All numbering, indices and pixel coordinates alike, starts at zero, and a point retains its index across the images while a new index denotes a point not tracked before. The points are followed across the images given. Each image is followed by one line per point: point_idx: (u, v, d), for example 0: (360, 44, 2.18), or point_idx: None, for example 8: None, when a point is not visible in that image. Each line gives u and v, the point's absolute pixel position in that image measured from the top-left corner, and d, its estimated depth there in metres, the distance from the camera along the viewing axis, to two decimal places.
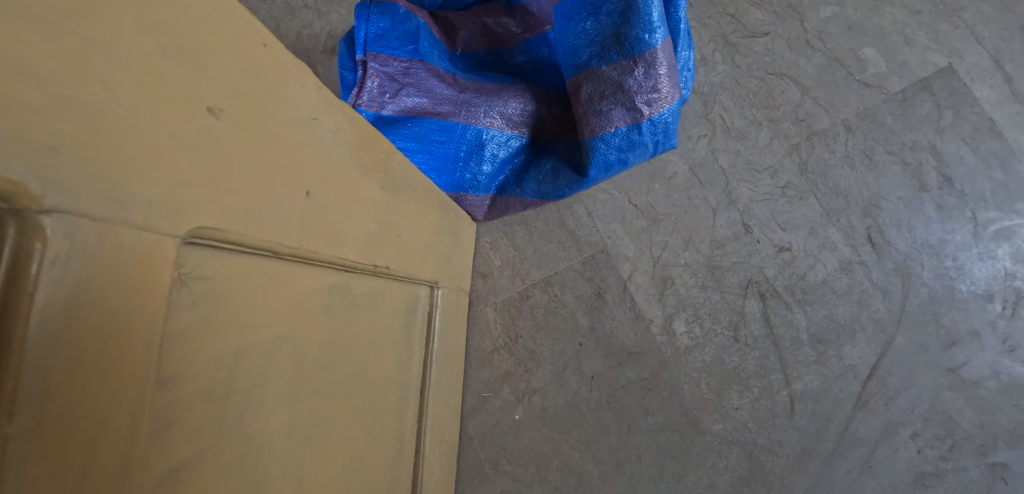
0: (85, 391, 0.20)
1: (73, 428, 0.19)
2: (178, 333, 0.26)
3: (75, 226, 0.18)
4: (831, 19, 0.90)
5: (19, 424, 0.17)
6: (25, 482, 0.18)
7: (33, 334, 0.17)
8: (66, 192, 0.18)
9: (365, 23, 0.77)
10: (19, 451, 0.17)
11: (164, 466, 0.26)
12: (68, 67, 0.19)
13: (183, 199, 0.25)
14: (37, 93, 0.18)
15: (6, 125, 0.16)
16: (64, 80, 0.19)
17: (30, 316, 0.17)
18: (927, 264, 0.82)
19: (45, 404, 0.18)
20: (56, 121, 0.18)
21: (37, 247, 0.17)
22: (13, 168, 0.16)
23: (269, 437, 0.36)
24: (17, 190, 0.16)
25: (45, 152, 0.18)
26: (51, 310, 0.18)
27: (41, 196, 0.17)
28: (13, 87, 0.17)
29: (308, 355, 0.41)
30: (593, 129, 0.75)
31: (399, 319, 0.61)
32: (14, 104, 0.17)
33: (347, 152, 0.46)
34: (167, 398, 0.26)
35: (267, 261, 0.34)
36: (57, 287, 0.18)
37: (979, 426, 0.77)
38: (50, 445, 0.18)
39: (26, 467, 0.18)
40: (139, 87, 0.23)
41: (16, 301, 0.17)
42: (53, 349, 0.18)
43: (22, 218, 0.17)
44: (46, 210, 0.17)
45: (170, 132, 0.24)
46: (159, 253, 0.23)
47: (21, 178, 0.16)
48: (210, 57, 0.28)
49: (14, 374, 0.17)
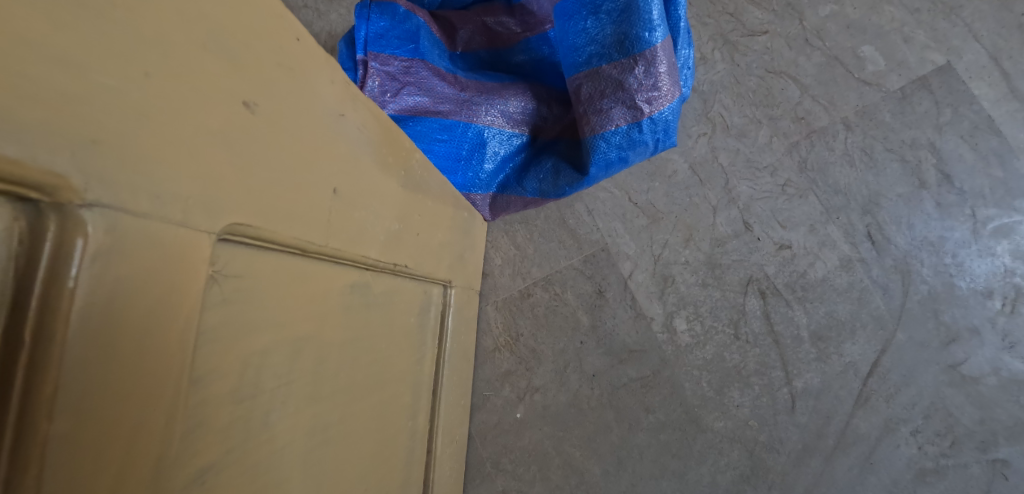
0: (123, 389, 0.20)
1: (113, 426, 0.19)
2: (210, 331, 0.26)
3: (114, 221, 0.18)
4: (830, 18, 0.90)
5: (58, 426, 0.17)
6: (63, 484, 0.17)
7: (73, 333, 0.17)
8: (106, 186, 0.18)
9: (365, 23, 0.79)
10: (60, 449, 0.17)
11: (193, 465, 0.26)
12: (110, 62, 0.19)
13: (218, 195, 0.25)
14: (80, 83, 0.18)
15: (52, 118, 0.17)
16: (107, 71, 0.19)
17: (73, 313, 0.17)
18: (926, 261, 0.82)
19: (85, 401, 0.18)
20: (99, 113, 0.18)
21: (79, 242, 0.17)
22: (57, 162, 0.16)
23: (291, 437, 0.36)
24: (60, 184, 0.17)
25: (88, 145, 0.18)
26: (92, 306, 0.18)
27: (83, 190, 0.17)
28: (57, 78, 0.17)
29: (329, 355, 0.41)
30: (593, 128, 0.75)
31: (414, 318, 0.61)
32: (58, 95, 0.17)
33: (371, 150, 0.46)
34: (198, 398, 0.26)
35: (294, 258, 0.34)
36: (99, 284, 0.18)
37: (979, 423, 0.77)
38: (91, 443, 0.18)
39: (67, 465, 0.17)
40: (176, 82, 0.23)
41: (58, 297, 0.16)
42: (94, 345, 0.18)
43: (64, 211, 0.17)
44: (88, 205, 0.17)
45: (206, 129, 0.24)
46: (194, 251, 0.23)
47: (65, 172, 0.17)
48: (245, 51, 0.28)
49: (56, 371, 0.17)
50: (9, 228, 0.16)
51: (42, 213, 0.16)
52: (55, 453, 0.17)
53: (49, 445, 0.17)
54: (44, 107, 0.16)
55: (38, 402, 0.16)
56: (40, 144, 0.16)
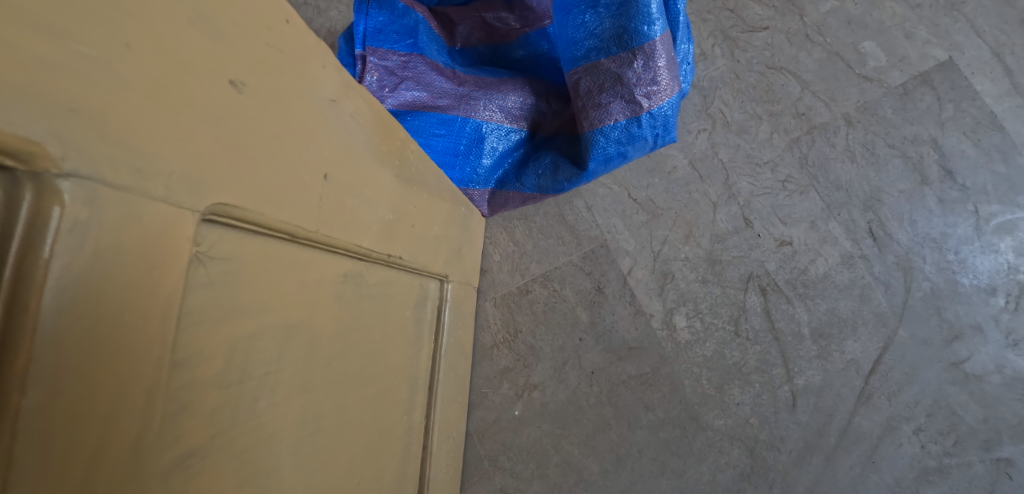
0: (100, 366, 0.19)
1: (90, 403, 0.19)
2: (195, 312, 0.26)
3: (93, 192, 0.18)
4: (830, 14, 0.89)
5: (31, 398, 0.16)
6: (35, 460, 0.17)
7: (48, 304, 0.17)
8: (86, 156, 0.18)
9: (365, 17, 0.79)
10: (34, 424, 0.17)
11: (175, 451, 0.25)
12: (90, 32, 0.19)
13: (204, 174, 0.25)
14: (60, 51, 0.18)
15: (29, 84, 0.16)
16: (89, 41, 0.19)
17: (47, 285, 0.17)
18: (929, 258, 0.81)
19: (60, 376, 0.18)
20: (79, 82, 0.18)
21: (56, 211, 0.16)
22: (33, 129, 0.16)
23: (281, 423, 0.36)
24: (36, 151, 0.16)
25: (67, 113, 0.17)
26: (68, 278, 0.17)
27: (60, 159, 0.17)
28: (35, 43, 0.17)
29: (321, 344, 0.41)
30: (593, 122, 0.75)
31: (409, 311, 0.61)
32: (36, 61, 0.17)
33: (364, 138, 0.46)
34: (181, 380, 0.25)
35: (283, 244, 0.34)
36: (75, 257, 0.18)
37: (983, 421, 0.76)
38: (65, 419, 0.18)
39: (39, 442, 0.17)
40: (161, 56, 0.23)
41: (32, 268, 0.16)
42: (71, 318, 0.18)
43: (40, 180, 0.16)
44: (64, 174, 0.17)
45: (191, 105, 0.24)
46: (177, 230, 0.23)
47: (41, 139, 0.16)
48: (232, 29, 0.28)
49: (28, 345, 0.16)
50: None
51: (18, 182, 0.16)
52: (30, 426, 0.17)
53: (22, 417, 0.16)
54: (18, 71, 0.16)
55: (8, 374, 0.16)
56: (14, 110, 0.16)
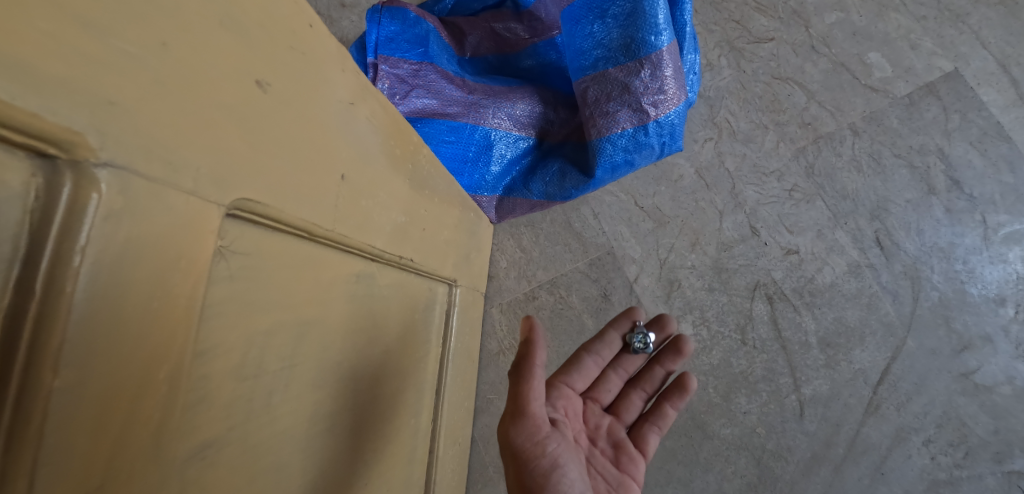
0: (127, 350, 0.20)
1: (116, 387, 0.20)
2: (216, 305, 0.27)
3: (127, 182, 0.19)
4: (836, 25, 0.90)
5: (62, 379, 0.17)
6: (63, 440, 0.17)
7: (81, 288, 0.17)
8: (121, 148, 0.19)
9: (377, 27, 0.81)
10: (63, 405, 0.17)
11: (192, 442, 0.26)
12: (128, 29, 0.20)
13: (228, 170, 0.26)
14: (101, 47, 0.19)
15: (72, 76, 0.17)
16: (127, 38, 0.20)
17: (83, 269, 0.17)
18: (937, 267, 0.81)
19: (89, 358, 0.18)
20: (117, 77, 0.19)
21: (93, 198, 0.17)
22: (74, 119, 0.17)
23: (293, 419, 0.36)
24: (77, 140, 0.17)
25: (106, 106, 0.18)
26: (102, 263, 0.18)
27: (98, 149, 0.18)
28: (79, 39, 0.18)
29: (333, 342, 0.41)
30: (600, 130, 0.76)
31: (418, 314, 0.61)
32: (80, 55, 0.18)
33: (379, 141, 0.47)
34: (202, 370, 0.26)
35: (300, 242, 0.34)
36: (108, 243, 0.18)
37: (994, 433, 0.76)
38: (92, 401, 0.19)
39: (68, 423, 0.18)
40: (195, 55, 0.24)
41: (68, 252, 0.17)
42: (102, 302, 0.18)
43: (80, 169, 0.17)
44: (102, 164, 0.18)
45: (218, 103, 0.25)
46: (203, 222, 0.24)
47: (82, 129, 0.17)
48: (259, 32, 0.29)
49: (61, 326, 0.17)
50: (26, 184, 0.16)
51: (58, 169, 0.17)
52: (60, 405, 0.17)
53: (52, 396, 0.17)
54: (64, 65, 0.17)
55: (43, 355, 0.16)
56: (59, 101, 0.17)
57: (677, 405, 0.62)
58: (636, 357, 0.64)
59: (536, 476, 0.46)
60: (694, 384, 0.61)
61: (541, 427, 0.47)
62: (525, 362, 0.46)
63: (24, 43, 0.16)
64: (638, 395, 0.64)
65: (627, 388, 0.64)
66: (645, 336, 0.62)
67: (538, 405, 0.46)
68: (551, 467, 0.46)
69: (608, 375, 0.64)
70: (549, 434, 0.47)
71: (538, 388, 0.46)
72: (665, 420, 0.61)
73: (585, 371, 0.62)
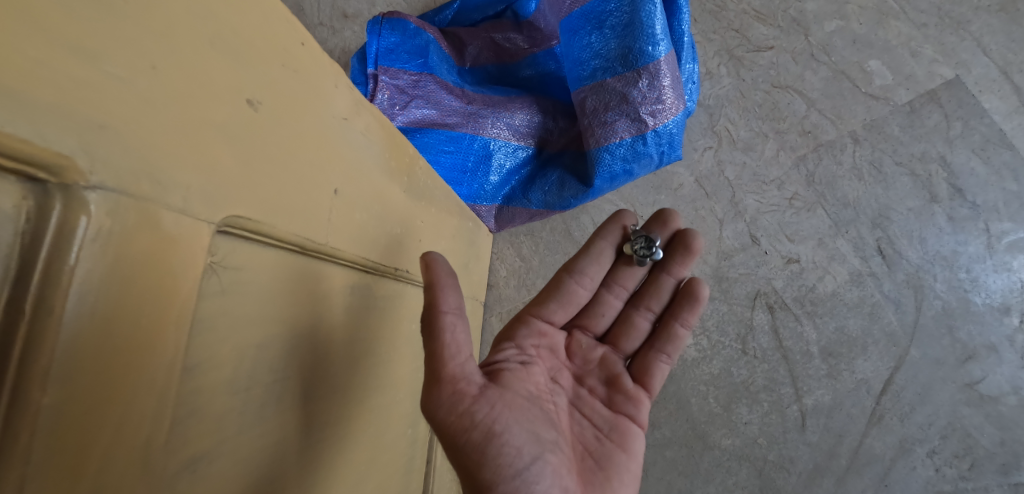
0: (116, 366, 0.20)
1: (104, 402, 0.20)
2: (207, 320, 0.27)
3: (116, 203, 0.19)
4: (835, 33, 0.90)
5: (50, 396, 0.18)
6: (51, 457, 0.18)
7: (70, 307, 0.18)
8: (111, 170, 0.19)
9: (377, 38, 0.82)
10: (52, 420, 0.18)
11: (182, 456, 0.26)
12: (119, 54, 0.21)
13: (219, 187, 0.26)
14: (93, 71, 0.19)
15: (63, 102, 0.18)
16: (119, 62, 0.20)
17: (72, 288, 0.18)
18: (940, 276, 0.80)
19: (78, 375, 0.19)
20: (108, 99, 0.20)
21: (82, 220, 0.18)
22: (64, 144, 0.17)
23: (286, 432, 0.36)
24: (67, 164, 0.17)
25: (97, 129, 0.19)
26: (91, 283, 0.19)
27: (88, 172, 0.18)
28: (71, 65, 0.18)
29: (327, 355, 0.41)
30: (598, 140, 0.76)
31: (415, 324, 0.61)
32: (71, 81, 0.18)
33: (374, 154, 0.47)
34: (193, 385, 0.26)
35: (293, 256, 0.35)
36: (97, 263, 0.19)
37: (1000, 444, 0.75)
38: (81, 417, 0.19)
39: (57, 440, 0.18)
40: (186, 76, 0.24)
41: (58, 273, 0.17)
42: (91, 320, 0.19)
43: (70, 192, 0.17)
44: (92, 186, 0.18)
45: (209, 121, 0.26)
46: (193, 240, 0.24)
47: (72, 153, 0.18)
48: (251, 51, 0.30)
49: (51, 343, 0.17)
50: (17, 207, 0.17)
51: (49, 193, 0.17)
52: (49, 422, 0.17)
53: (41, 414, 0.17)
54: (54, 90, 0.17)
55: (32, 373, 0.17)
56: (49, 127, 0.17)
57: (687, 322, 0.61)
58: (636, 269, 0.61)
59: (469, 450, 0.41)
60: (706, 290, 0.60)
61: (464, 395, 0.41)
62: (433, 310, 0.42)
63: (12, 72, 0.16)
64: (643, 316, 0.62)
65: (628, 308, 0.63)
66: (647, 243, 0.58)
67: (457, 365, 0.42)
68: (485, 438, 0.41)
69: (606, 298, 0.62)
70: (479, 397, 0.42)
71: (450, 343, 0.41)
72: (676, 340, 0.60)
73: (572, 300, 0.58)
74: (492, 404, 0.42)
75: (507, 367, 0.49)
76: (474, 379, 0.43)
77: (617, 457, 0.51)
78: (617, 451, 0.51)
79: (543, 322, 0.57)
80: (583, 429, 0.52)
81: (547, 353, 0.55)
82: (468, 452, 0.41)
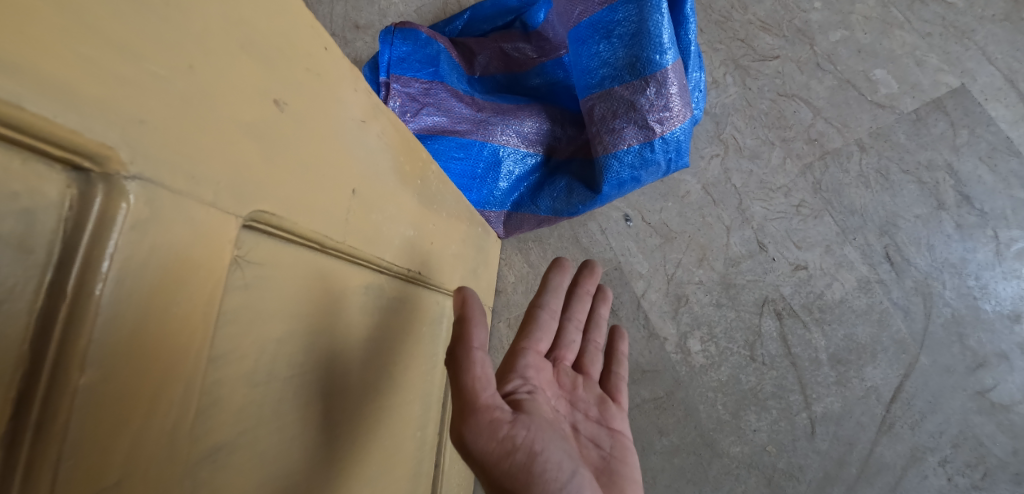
0: (148, 351, 0.21)
1: (137, 385, 0.21)
2: (231, 312, 0.28)
3: (153, 194, 0.20)
4: (841, 42, 0.91)
5: (88, 377, 0.18)
6: (84, 436, 0.18)
7: (108, 292, 0.19)
8: (148, 162, 0.20)
9: (389, 47, 0.84)
10: (88, 401, 0.18)
11: (203, 445, 0.27)
12: (159, 54, 0.22)
13: (246, 184, 0.27)
14: (135, 69, 0.20)
15: (107, 97, 0.19)
16: (157, 61, 0.22)
17: (110, 274, 0.18)
18: (949, 283, 0.80)
19: (113, 358, 0.19)
20: (147, 96, 0.21)
21: (123, 207, 0.19)
22: (108, 136, 0.18)
23: (302, 429, 0.37)
24: (109, 155, 0.18)
25: (136, 123, 0.20)
26: (129, 270, 0.19)
27: (128, 163, 0.19)
28: (116, 63, 0.19)
29: (342, 353, 0.42)
30: (606, 147, 0.77)
31: (426, 327, 0.62)
32: (114, 77, 0.19)
33: (389, 158, 0.48)
34: (215, 375, 0.27)
35: (312, 253, 0.36)
36: (135, 249, 0.20)
37: (1013, 453, 0.74)
38: (113, 399, 0.20)
39: (92, 418, 0.19)
40: (216, 74, 0.25)
41: (98, 258, 0.18)
42: (127, 307, 0.20)
43: (111, 181, 0.18)
44: (131, 176, 0.19)
45: (237, 120, 0.27)
46: (222, 234, 0.25)
47: (114, 145, 0.18)
48: (277, 54, 0.31)
49: (89, 328, 0.18)
50: (62, 195, 0.18)
51: (92, 181, 0.18)
52: (84, 403, 0.18)
53: (78, 394, 0.18)
54: (99, 85, 0.18)
55: (71, 354, 0.18)
56: (96, 119, 0.18)
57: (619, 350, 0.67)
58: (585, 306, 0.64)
59: (513, 474, 0.39)
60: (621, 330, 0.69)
61: (501, 422, 0.40)
62: (461, 345, 0.42)
63: (63, 67, 0.17)
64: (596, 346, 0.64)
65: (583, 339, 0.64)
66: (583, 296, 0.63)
67: (488, 395, 0.40)
68: (529, 458, 0.40)
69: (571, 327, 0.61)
70: (514, 422, 0.40)
71: (482, 374, 0.41)
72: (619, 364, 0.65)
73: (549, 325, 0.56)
74: (528, 427, 0.41)
75: (522, 395, 0.46)
76: (505, 407, 0.41)
77: (628, 471, 0.50)
78: (623, 465, 0.50)
79: (533, 351, 0.52)
80: (591, 452, 0.49)
81: (546, 380, 0.52)
82: (512, 477, 0.39)
